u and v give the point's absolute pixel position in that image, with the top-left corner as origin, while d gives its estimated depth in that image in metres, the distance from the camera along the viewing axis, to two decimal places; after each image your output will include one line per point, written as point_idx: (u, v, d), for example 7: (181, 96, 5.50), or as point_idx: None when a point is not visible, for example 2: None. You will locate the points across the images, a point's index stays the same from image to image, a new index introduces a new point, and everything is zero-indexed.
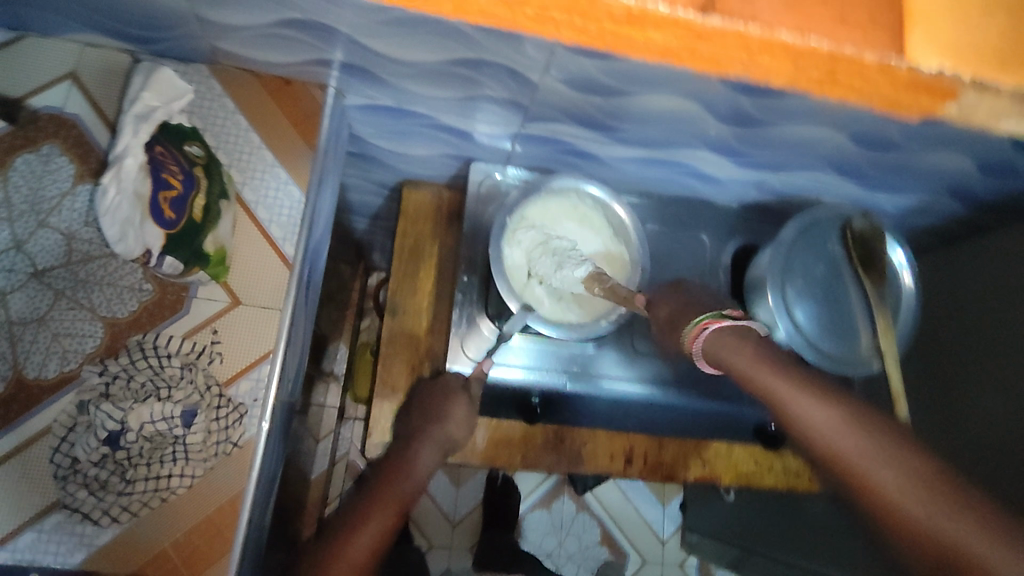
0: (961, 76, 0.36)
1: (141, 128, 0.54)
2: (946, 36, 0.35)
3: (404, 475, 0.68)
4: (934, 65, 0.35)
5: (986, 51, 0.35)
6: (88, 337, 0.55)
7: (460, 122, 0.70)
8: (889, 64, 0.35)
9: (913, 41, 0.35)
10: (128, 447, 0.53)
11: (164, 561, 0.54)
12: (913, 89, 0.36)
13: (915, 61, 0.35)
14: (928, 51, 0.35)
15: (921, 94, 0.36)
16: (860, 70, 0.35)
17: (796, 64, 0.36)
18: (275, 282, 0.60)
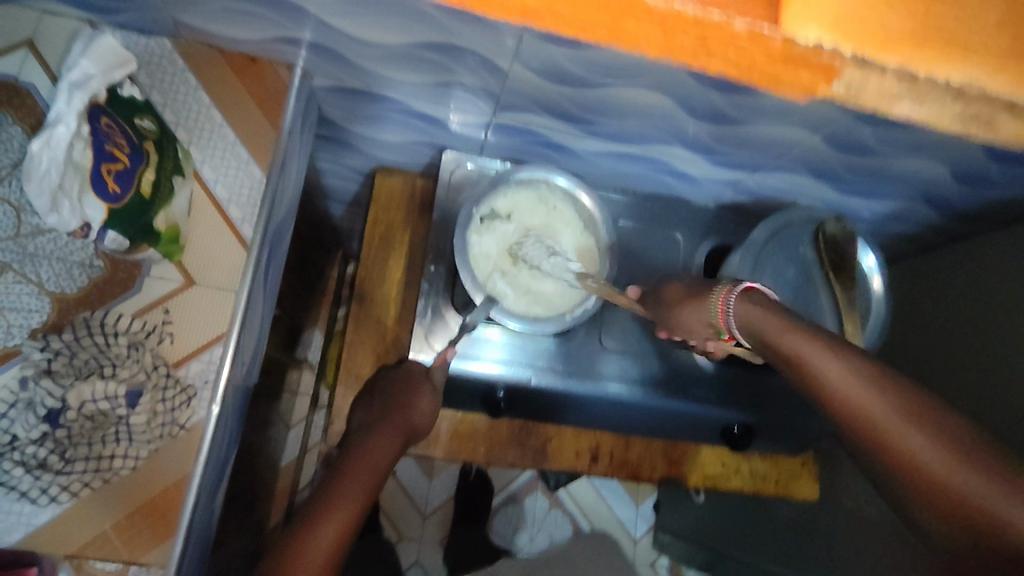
0: (842, 49, 0.38)
1: (77, 95, 0.50)
2: (825, 13, 0.37)
3: (364, 461, 0.64)
4: (814, 36, 0.37)
5: (852, 22, 0.37)
6: (34, 312, 0.54)
7: (430, 109, 0.68)
8: (760, 32, 0.37)
9: (790, 15, 0.37)
10: (68, 425, 0.51)
11: (103, 543, 0.53)
12: (787, 58, 0.38)
13: (789, 31, 0.37)
14: (806, 22, 0.37)
15: (797, 67, 0.39)
16: (732, 37, 0.37)
17: (665, 28, 0.37)
18: (231, 263, 0.59)
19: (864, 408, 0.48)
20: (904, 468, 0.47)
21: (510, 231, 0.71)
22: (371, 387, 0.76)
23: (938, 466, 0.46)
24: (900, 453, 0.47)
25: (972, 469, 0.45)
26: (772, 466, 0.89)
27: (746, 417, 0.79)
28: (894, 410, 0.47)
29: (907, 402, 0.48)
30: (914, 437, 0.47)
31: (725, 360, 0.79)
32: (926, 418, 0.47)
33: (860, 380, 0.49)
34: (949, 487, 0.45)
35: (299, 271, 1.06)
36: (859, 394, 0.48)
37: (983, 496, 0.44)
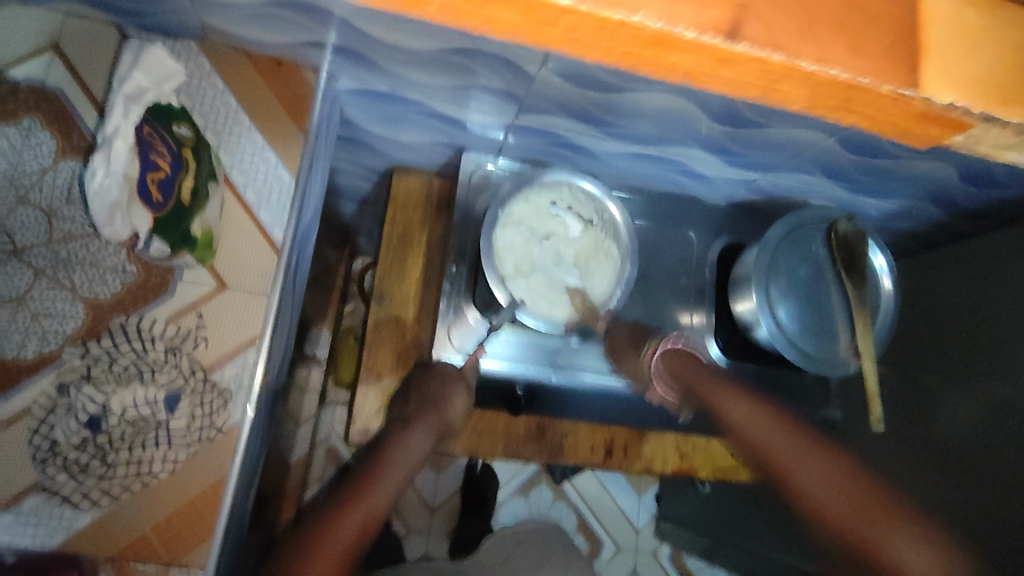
0: (969, 109, 0.35)
1: (132, 109, 0.56)
2: (956, 73, 0.35)
3: (396, 455, 0.65)
4: (944, 98, 0.35)
5: (977, 85, 0.35)
6: (69, 318, 0.54)
7: (452, 111, 0.69)
8: (904, 94, 0.34)
9: (928, 76, 0.34)
10: (110, 430, 0.53)
11: (143, 545, 0.53)
12: (919, 116, 0.37)
13: (926, 93, 0.34)
14: (947, 82, 0.35)
15: (923, 121, 0.37)
16: (876, 99, 0.35)
17: (813, 90, 0.35)
18: (262, 267, 0.60)
19: (774, 450, 0.69)
20: (823, 513, 0.63)
21: (539, 231, 0.73)
22: (405, 387, 0.77)
23: (847, 518, 0.62)
24: (806, 498, 0.65)
25: (855, 508, 0.62)
26: None
27: None
28: (798, 455, 0.67)
29: (817, 464, 0.66)
30: (808, 476, 0.66)
31: (738, 356, 0.82)
32: (815, 459, 0.66)
33: (778, 437, 0.70)
34: (857, 529, 0.61)
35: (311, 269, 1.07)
36: (769, 446, 0.69)
37: (885, 543, 0.59)
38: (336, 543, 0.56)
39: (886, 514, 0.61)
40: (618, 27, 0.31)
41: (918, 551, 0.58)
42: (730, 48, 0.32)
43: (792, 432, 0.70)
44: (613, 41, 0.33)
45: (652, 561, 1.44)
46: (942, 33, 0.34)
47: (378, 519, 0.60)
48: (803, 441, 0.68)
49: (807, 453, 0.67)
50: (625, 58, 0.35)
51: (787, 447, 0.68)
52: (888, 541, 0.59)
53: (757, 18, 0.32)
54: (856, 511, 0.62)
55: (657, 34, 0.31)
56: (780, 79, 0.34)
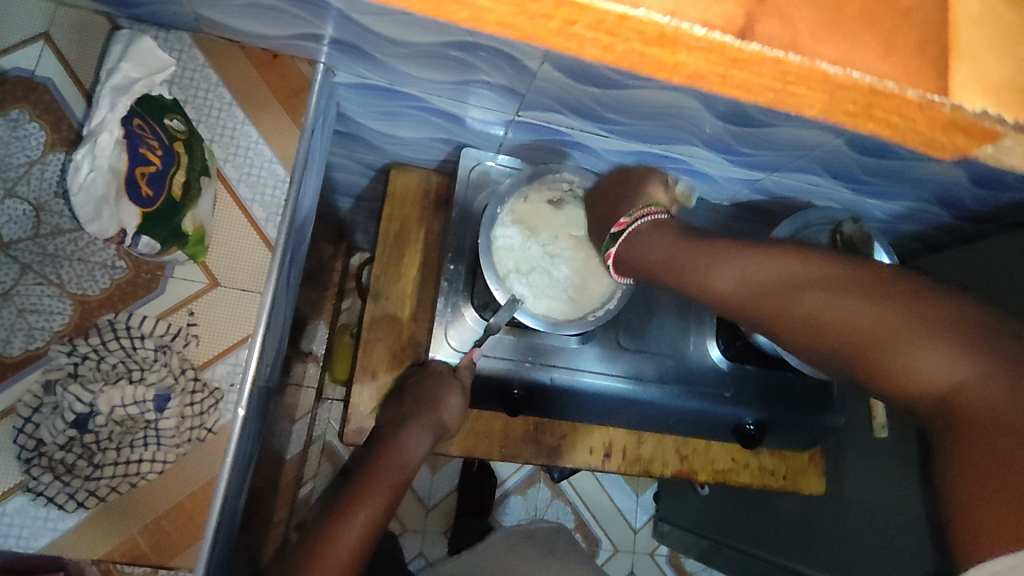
0: (1003, 118, 0.33)
1: (121, 100, 0.50)
2: (983, 82, 0.33)
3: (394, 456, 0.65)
4: (978, 106, 0.33)
5: (1012, 92, 0.33)
6: (56, 314, 0.53)
7: (451, 107, 0.68)
8: (932, 101, 0.33)
9: (956, 81, 0.33)
10: (96, 431, 0.51)
11: (131, 547, 0.52)
12: (948, 127, 0.33)
13: (955, 100, 0.33)
14: (973, 88, 0.33)
15: (956, 133, 0.33)
16: (900, 104, 0.33)
17: (833, 96, 0.33)
18: (256, 264, 0.58)
19: (766, 295, 0.48)
20: (833, 332, 0.43)
21: (540, 230, 0.72)
22: (399, 388, 0.76)
23: (864, 334, 0.42)
24: (823, 324, 0.44)
25: (875, 318, 0.41)
26: (781, 461, 0.88)
27: (758, 414, 0.80)
28: (778, 286, 0.47)
29: (815, 288, 0.45)
30: (813, 301, 0.45)
31: (738, 358, 0.81)
32: (820, 281, 0.45)
33: (775, 274, 0.48)
34: (881, 340, 0.41)
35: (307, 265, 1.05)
36: (753, 285, 0.49)
37: (897, 348, 0.40)
38: (337, 556, 0.56)
39: (938, 319, 0.40)
40: (621, 22, 0.30)
41: (953, 350, 0.39)
42: (739, 45, 0.31)
43: (799, 260, 0.48)
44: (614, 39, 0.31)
45: (649, 561, 1.43)
46: (975, 34, 0.33)
47: (380, 523, 0.60)
48: (796, 261, 0.48)
49: (811, 285, 0.46)
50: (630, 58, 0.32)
51: (775, 274, 0.48)
52: (908, 355, 0.40)
53: (767, 23, 0.31)
54: (885, 313, 0.41)
55: (663, 29, 0.30)
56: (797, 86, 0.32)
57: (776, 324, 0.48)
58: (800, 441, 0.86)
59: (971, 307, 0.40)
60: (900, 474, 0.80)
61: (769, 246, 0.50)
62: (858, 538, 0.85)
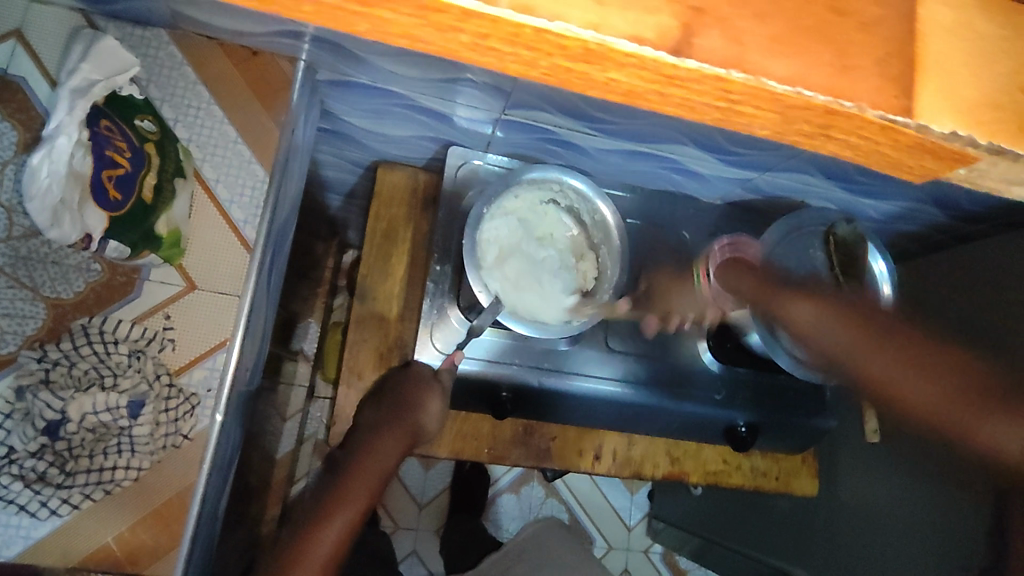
0: (975, 140, 0.23)
1: (77, 103, 0.46)
2: (960, 95, 0.23)
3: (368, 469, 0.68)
4: (947, 126, 0.23)
5: (982, 109, 0.23)
6: (29, 318, 0.52)
7: (438, 104, 0.66)
8: (893, 122, 0.23)
9: (922, 98, 0.23)
10: (69, 438, 0.50)
11: (105, 556, 0.52)
12: (911, 149, 0.25)
13: (920, 120, 0.23)
14: (940, 107, 0.23)
15: (922, 155, 0.25)
16: (858, 128, 0.24)
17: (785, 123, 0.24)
18: (234, 266, 0.57)
19: (831, 344, 0.58)
20: (919, 410, 0.51)
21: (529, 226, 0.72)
22: (379, 389, 0.75)
23: (933, 407, 0.50)
24: (902, 399, 0.52)
25: (935, 381, 0.51)
26: (773, 463, 0.87)
27: (750, 417, 0.79)
28: (864, 345, 0.54)
29: (914, 372, 0.51)
30: (909, 381, 0.52)
31: (729, 361, 0.79)
32: (897, 344, 0.53)
33: (837, 319, 0.58)
34: (949, 421, 0.50)
35: (296, 263, 1.04)
36: (834, 338, 0.57)
37: (980, 426, 0.48)
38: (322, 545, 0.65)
39: (960, 392, 0.50)
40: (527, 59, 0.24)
41: (1010, 431, 0.47)
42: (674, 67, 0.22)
43: (866, 326, 0.55)
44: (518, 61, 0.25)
45: (644, 559, 1.42)
46: (943, 39, 0.23)
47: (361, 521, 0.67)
48: (890, 333, 0.54)
49: (860, 336, 0.55)
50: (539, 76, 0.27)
51: (844, 333, 0.56)
52: (988, 431, 0.48)
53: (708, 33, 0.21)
54: (953, 395, 0.50)
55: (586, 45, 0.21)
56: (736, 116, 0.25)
57: (879, 395, 0.54)
58: (793, 443, 0.85)
59: (968, 377, 0.50)
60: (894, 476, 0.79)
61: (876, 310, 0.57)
62: (850, 541, 0.84)
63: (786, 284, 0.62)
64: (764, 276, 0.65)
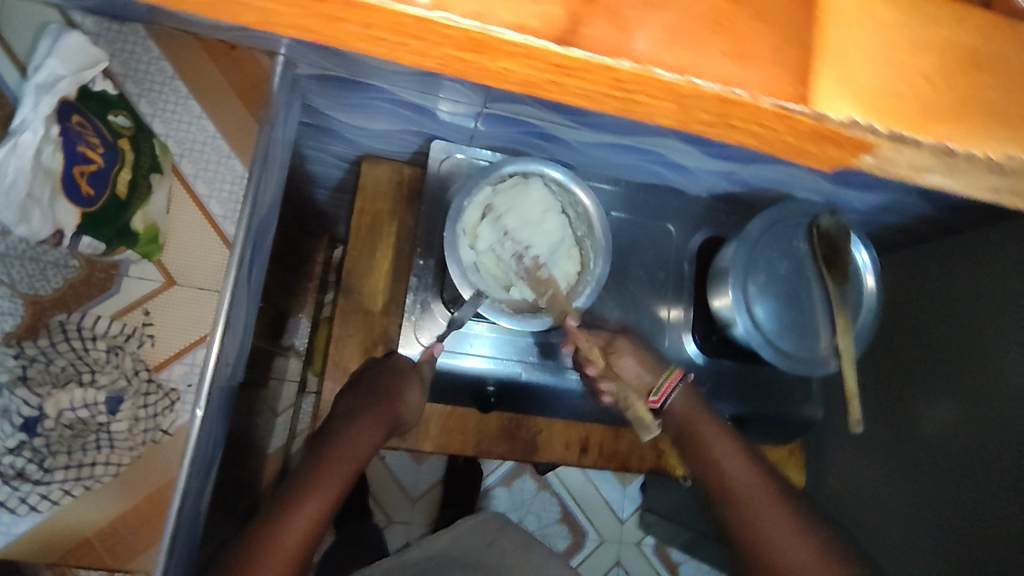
0: (873, 128, 0.21)
1: (43, 98, 0.46)
2: (856, 82, 0.21)
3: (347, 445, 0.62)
4: (845, 113, 0.21)
5: (881, 98, 0.21)
6: (7, 315, 0.52)
7: (418, 98, 0.65)
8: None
9: (819, 83, 0.21)
10: (46, 434, 0.50)
11: (86, 551, 0.52)
12: (826, 148, 0.27)
13: (816, 107, 0.21)
14: (836, 92, 0.21)
15: (823, 141, 0.23)
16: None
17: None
18: (213, 261, 0.57)
19: (735, 489, 0.70)
20: (785, 569, 0.64)
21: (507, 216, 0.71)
22: (355, 380, 0.74)
23: (804, 566, 0.64)
24: (766, 547, 0.66)
25: (820, 564, 0.64)
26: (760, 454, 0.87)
27: (735, 409, 0.80)
28: (755, 498, 0.69)
29: (788, 523, 0.67)
30: (773, 523, 0.67)
31: (715, 354, 0.79)
32: (787, 511, 0.68)
33: (746, 472, 0.71)
34: None
35: (286, 258, 1.04)
36: (732, 464, 0.71)
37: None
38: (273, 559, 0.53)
39: (823, 565, 0.64)
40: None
41: None
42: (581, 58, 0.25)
43: (759, 478, 0.71)
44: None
45: (636, 552, 1.43)
46: (842, 23, 0.22)
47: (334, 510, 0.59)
48: (771, 482, 0.70)
49: (790, 516, 0.68)
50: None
51: (749, 486, 0.70)
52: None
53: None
54: (821, 563, 0.64)
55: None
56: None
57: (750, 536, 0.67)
58: (779, 434, 0.85)
59: (823, 554, 0.65)
60: (880, 467, 0.80)
61: (767, 470, 0.71)
62: None
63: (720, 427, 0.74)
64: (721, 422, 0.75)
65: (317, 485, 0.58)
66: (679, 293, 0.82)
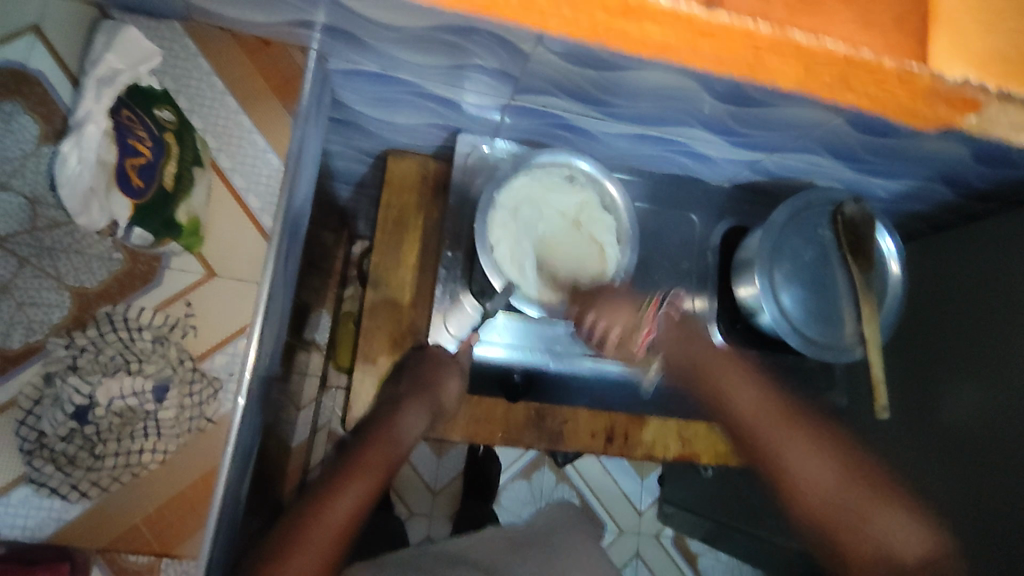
0: (985, 86, 0.31)
1: (104, 92, 0.50)
2: (972, 49, 0.31)
3: (392, 432, 0.63)
4: (959, 73, 0.31)
5: (998, 62, 0.31)
6: (54, 307, 0.54)
7: (446, 91, 0.66)
8: (910, 72, 0.31)
9: (936, 49, 0.31)
10: (97, 422, 0.52)
11: (134, 536, 0.54)
12: (931, 101, 0.32)
13: (935, 67, 0.31)
14: (953, 56, 0.31)
15: (934, 105, 0.32)
16: (876, 80, 0.31)
17: (809, 71, 0.31)
18: (252, 252, 0.58)
19: (755, 429, 0.68)
20: (818, 496, 0.62)
21: (530, 218, 0.72)
22: (397, 371, 0.75)
23: (839, 492, 0.62)
24: (793, 481, 0.64)
25: (859, 493, 0.61)
26: None
27: None
28: (770, 421, 0.68)
29: (801, 436, 0.66)
30: (795, 456, 0.65)
31: (740, 343, 0.80)
32: (798, 429, 0.67)
33: (764, 397, 0.70)
34: (848, 508, 0.61)
35: (309, 254, 1.05)
36: (750, 405, 0.70)
37: (874, 513, 0.60)
38: (321, 531, 0.52)
39: (852, 479, 0.62)
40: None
41: (908, 528, 0.59)
42: (709, 18, 0.28)
43: (787, 423, 0.67)
44: (579, 13, 0.28)
45: (654, 543, 1.44)
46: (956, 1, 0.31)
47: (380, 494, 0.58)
48: (776, 402, 0.69)
49: (822, 449, 0.65)
50: (595, 31, 0.29)
51: (762, 421, 0.68)
52: (878, 526, 0.60)
53: None
54: (848, 485, 0.62)
55: (627, 3, 0.27)
56: (766, 58, 0.30)
57: (763, 457, 0.67)
58: None
59: (841, 466, 0.63)
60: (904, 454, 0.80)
61: (775, 394, 0.70)
62: None
63: (729, 359, 0.75)
64: (717, 349, 0.76)
65: (364, 465, 0.58)
66: (703, 282, 0.83)
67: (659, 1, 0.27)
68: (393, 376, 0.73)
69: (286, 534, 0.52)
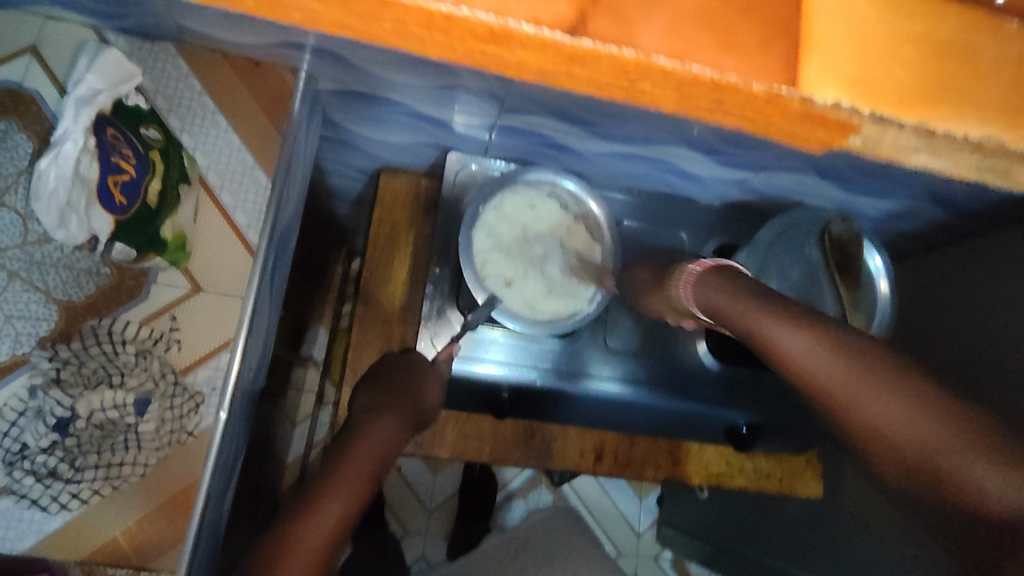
0: (857, 109, 0.34)
1: (82, 111, 0.50)
2: (844, 69, 0.34)
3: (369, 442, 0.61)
4: (830, 96, 0.34)
5: (869, 82, 0.34)
6: (41, 320, 0.55)
7: (436, 111, 0.66)
8: (778, 94, 0.34)
9: (806, 74, 0.34)
10: (78, 434, 0.53)
11: (112, 548, 0.55)
12: (807, 121, 0.35)
13: (803, 92, 0.34)
14: (824, 81, 0.34)
15: (815, 126, 0.36)
16: (748, 100, 0.34)
17: (683, 93, 0.34)
18: (237, 267, 0.60)
19: (827, 372, 0.45)
20: (890, 439, 0.42)
21: (515, 237, 0.72)
22: (372, 374, 0.74)
23: (930, 450, 0.40)
24: (858, 409, 0.43)
25: (953, 442, 0.40)
26: (777, 465, 0.88)
27: (750, 417, 0.79)
28: (845, 362, 0.44)
29: (890, 393, 0.42)
30: (877, 405, 0.42)
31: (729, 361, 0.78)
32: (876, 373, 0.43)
33: (826, 351, 0.45)
34: (926, 459, 0.41)
35: (306, 270, 1.06)
36: (817, 360, 0.45)
37: (964, 467, 0.39)
38: (303, 552, 0.51)
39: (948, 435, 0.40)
40: (449, 21, 0.31)
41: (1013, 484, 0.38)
42: (572, 43, 0.32)
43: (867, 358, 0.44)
44: (448, 37, 0.33)
45: (652, 564, 1.42)
46: (829, 23, 0.34)
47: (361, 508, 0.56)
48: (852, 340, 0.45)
49: (918, 410, 0.41)
50: (472, 55, 0.34)
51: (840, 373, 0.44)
52: (968, 473, 0.39)
53: (600, 20, 0.33)
54: (941, 441, 0.40)
55: (491, 28, 0.32)
56: (638, 81, 0.34)
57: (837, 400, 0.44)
58: (796, 443, 0.85)
59: (971, 425, 0.40)
60: None
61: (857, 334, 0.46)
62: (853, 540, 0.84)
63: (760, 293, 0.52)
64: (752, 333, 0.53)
65: (346, 480, 0.56)
66: None
67: (520, 28, 0.31)
68: (373, 379, 0.72)
69: (264, 558, 0.51)
